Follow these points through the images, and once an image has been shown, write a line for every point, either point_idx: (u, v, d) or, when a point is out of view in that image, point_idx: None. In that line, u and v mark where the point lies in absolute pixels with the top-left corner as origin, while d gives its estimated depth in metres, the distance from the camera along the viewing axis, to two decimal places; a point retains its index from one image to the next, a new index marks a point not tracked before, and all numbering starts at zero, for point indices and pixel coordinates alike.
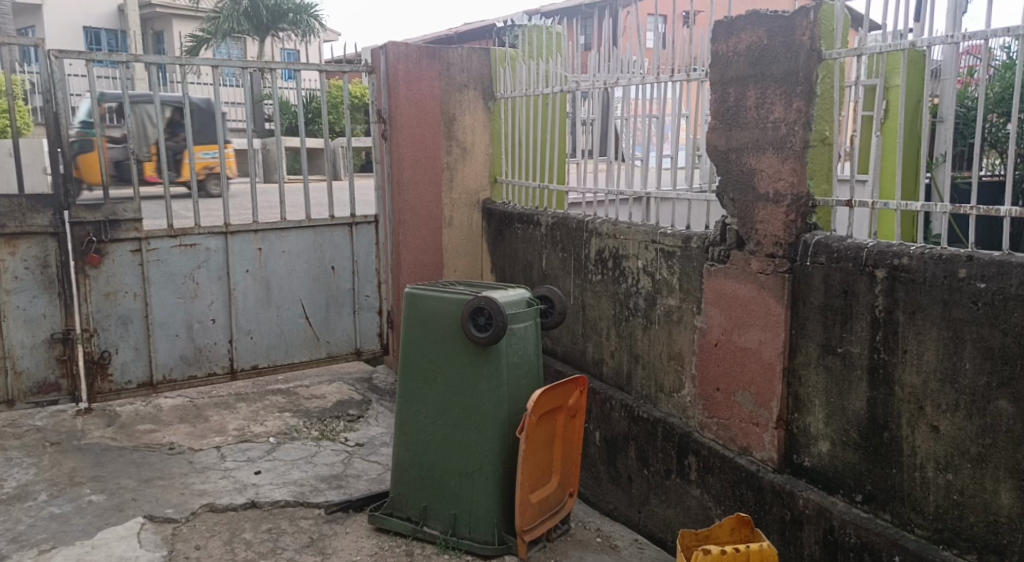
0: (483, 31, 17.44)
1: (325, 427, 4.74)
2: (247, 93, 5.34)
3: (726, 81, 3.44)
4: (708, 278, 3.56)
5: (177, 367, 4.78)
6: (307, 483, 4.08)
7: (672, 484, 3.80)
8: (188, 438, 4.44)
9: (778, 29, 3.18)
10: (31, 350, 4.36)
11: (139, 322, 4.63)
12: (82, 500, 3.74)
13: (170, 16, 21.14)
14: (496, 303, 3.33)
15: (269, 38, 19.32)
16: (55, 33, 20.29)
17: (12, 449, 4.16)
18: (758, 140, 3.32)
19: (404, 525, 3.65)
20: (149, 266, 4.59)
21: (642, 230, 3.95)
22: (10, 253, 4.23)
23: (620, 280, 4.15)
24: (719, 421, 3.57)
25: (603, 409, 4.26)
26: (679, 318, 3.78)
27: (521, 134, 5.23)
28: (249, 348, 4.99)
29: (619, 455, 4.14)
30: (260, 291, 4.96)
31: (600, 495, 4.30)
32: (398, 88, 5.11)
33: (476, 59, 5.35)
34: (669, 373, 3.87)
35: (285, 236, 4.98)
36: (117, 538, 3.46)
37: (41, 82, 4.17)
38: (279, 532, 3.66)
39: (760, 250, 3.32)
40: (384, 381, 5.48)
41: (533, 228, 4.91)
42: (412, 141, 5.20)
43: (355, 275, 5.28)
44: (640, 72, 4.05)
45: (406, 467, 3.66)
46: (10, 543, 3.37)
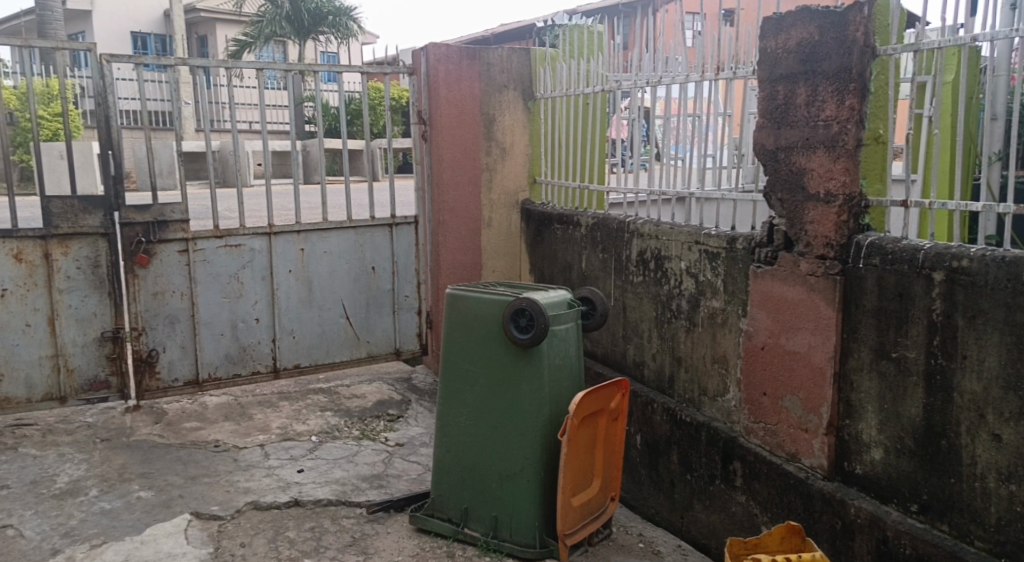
0: (520, 31, 17.47)
1: (365, 427, 4.77)
2: (289, 96, 5.39)
3: (774, 79, 3.38)
4: (754, 281, 3.50)
5: (222, 366, 4.84)
6: (349, 483, 4.11)
7: (716, 490, 3.74)
8: (233, 436, 4.49)
9: (829, 25, 3.12)
10: (82, 349, 4.44)
11: (186, 321, 4.69)
12: (131, 496, 3.80)
13: (214, 22, 21.49)
14: (538, 305, 3.31)
15: (310, 42, 19.59)
16: (103, 39, 20.80)
17: (64, 444, 4.25)
18: (809, 139, 3.26)
19: (445, 526, 3.66)
20: (196, 266, 4.66)
21: (685, 231, 3.90)
22: (62, 253, 4.32)
23: (662, 282, 4.11)
24: (766, 427, 3.51)
25: (644, 413, 4.21)
26: (724, 321, 3.72)
27: (561, 134, 5.20)
28: (292, 347, 5.03)
29: (661, 458, 4.09)
30: (302, 291, 5.00)
31: (642, 500, 4.25)
32: (438, 88, 5.12)
33: (516, 59, 5.34)
34: (713, 377, 3.82)
35: (327, 237, 5.02)
36: (165, 534, 3.51)
37: (93, 85, 4.27)
38: (322, 531, 3.68)
39: (810, 251, 3.25)
40: (423, 381, 5.48)
41: (573, 229, 4.88)
42: (453, 142, 5.21)
43: (395, 276, 5.30)
44: (682, 71, 4.03)
45: (447, 469, 3.66)
46: (64, 538, 3.44)
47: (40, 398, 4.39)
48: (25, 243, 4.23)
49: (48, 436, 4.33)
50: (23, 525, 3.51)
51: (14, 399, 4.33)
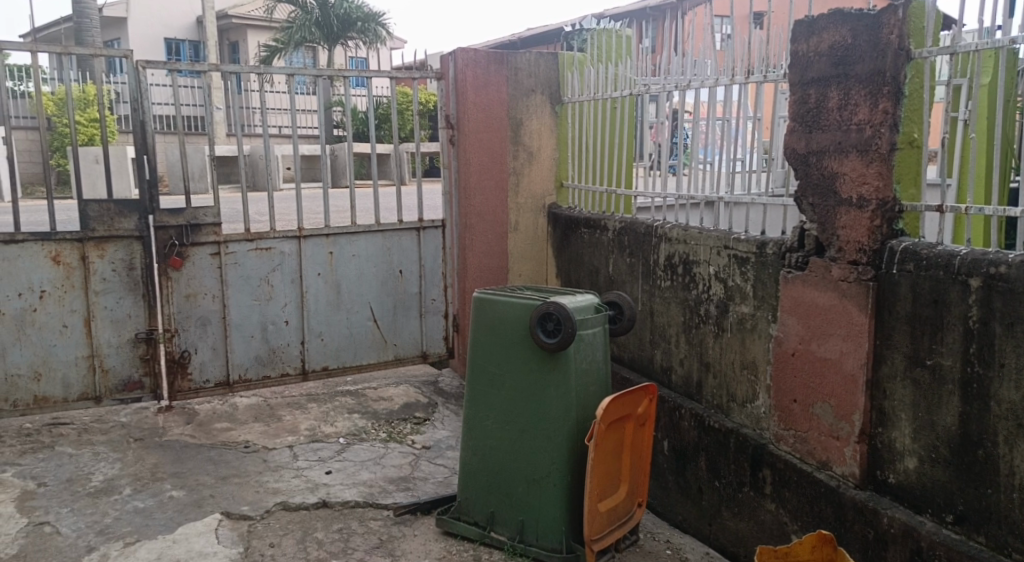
0: (547, 34, 17.50)
1: (392, 430, 4.79)
2: (319, 101, 5.44)
3: (806, 82, 3.35)
4: (785, 286, 3.47)
5: (252, 368, 4.90)
6: (376, 485, 4.13)
7: (745, 497, 3.71)
8: (262, 437, 4.54)
9: (863, 28, 3.09)
10: (117, 349, 4.52)
11: (217, 323, 4.76)
12: (163, 495, 3.86)
13: (245, 28, 21.76)
14: (566, 309, 3.31)
15: (339, 47, 19.77)
16: (137, 45, 21.16)
17: (99, 443, 4.32)
18: (841, 143, 3.23)
19: (472, 530, 3.67)
20: (227, 269, 4.72)
21: (714, 236, 3.88)
22: (99, 256, 4.39)
23: (691, 286, 4.09)
24: (796, 434, 3.48)
25: (672, 418, 4.19)
26: (753, 327, 3.69)
27: (589, 139, 5.20)
28: (321, 350, 5.08)
29: (689, 465, 4.06)
30: (330, 295, 5.04)
31: (669, 506, 4.23)
32: (466, 93, 5.14)
33: (544, 64, 5.35)
34: (742, 383, 3.79)
35: (355, 240, 5.06)
36: (196, 533, 3.56)
37: (129, 91, 4.34)
38: (350, 532, 3.71)
39: (842, 257, 3.22)
40: (450, 384, 5.50)
41: (600, 233, 4.87)
42: (480, 146, 5.23)
43: (422, 279, 5.33)
44: (711, 75, 4.01)
45: (474, 472, 3.67)
46: (98, 535, 3.49)
47: (76, 397, 4.47)
48: (63, 246, 4.31)
49: (84, 435, 4.40)
50: (59, 522, 3.58)
51: (51, 398, 4.42)
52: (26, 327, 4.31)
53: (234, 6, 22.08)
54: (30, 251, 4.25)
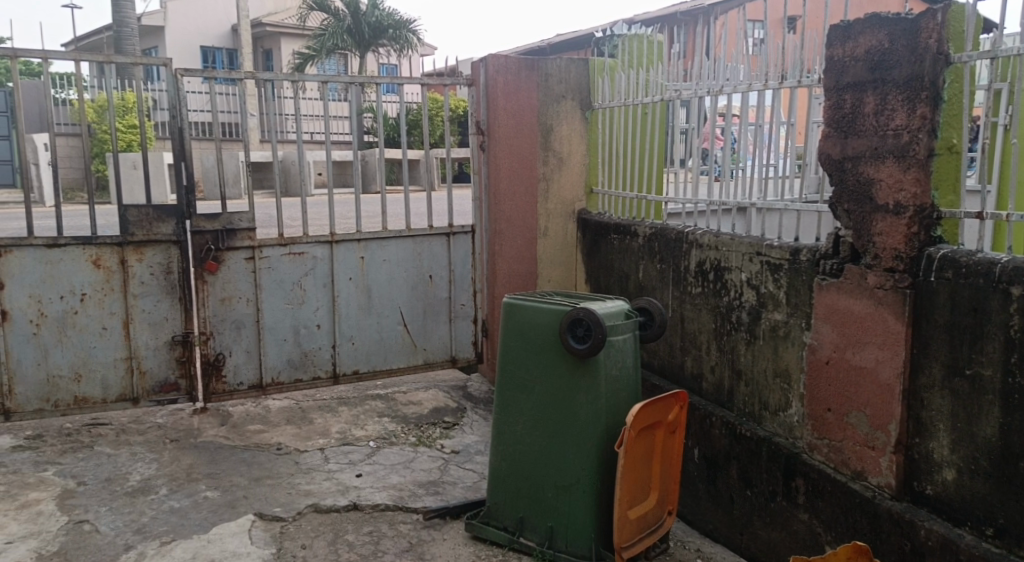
0: (578, 40, 17.51)
1: (421, 434, 4.81)
2: (352, 107, 5.49)
3: (841, 87, 3.32)
4: (819, 293, 3.44)
5: (284, 371, 4.95)
6: (406, 488, 4.15)
7: (777, 506, 3.67)
8: (294, 440, 4.59)
9: (900, 32, 3.06)
10: (154, 351, 4.59)
11: (251, 327, 4.82)
12: (198, 495, 3.91)
13: (279, 36, 22.04)
14: (596, 316, 3.30)
15: (370, 54, 19.96)
16: (174, 53, 21.55)
17: (136, 444, 4.40)
18: (877, 149, 3.19)
19: (501, 535, 3.67)
20: (261, 273, 4.78)
21: (746, 242, 3.85)
22: (137, 260, 4.48)
23: (722, 293, 4.06)
24: (830, 443, 3.44)
25: (702, 426, 4.16)
26: (786, 334, 3.66)
27: (619, 145, 5.19)
28: (351, 354, 5.12)
29: (719, 473, 4.03)
30: (361, 299, 5.08)
31: (699, 514, 4.20)
32: (497, 99, 5.16)
33: (574, 70, 5.35)
34: (774, 391, 3.75)
35: (386, 245, 5.10)
36: (230, 534, 3.61)
37: (167, 98, 4.43)
38: (380, 535, 3.73)
39: (878, 264, 3.18)
40: (478, 389, 5.51)
41: (630, 239, 4.85)
42: (510, 152, 5.24)
43: (451, 284, 5.36)
44: (743, 80, 3.98)
45: (504, 477, 3.67)
46: (136, 534, 3.55)
47: (114, 398, 4.55)
48: (104, 250, 4.40)
49: (122, 435, 4.48)
50: (98, 520, 3.64)
51: (91, 399, 4.50)
52: (67, 328, 4.40)
53: (269, 14, 22.39)
54: (71, 254, 4.34)
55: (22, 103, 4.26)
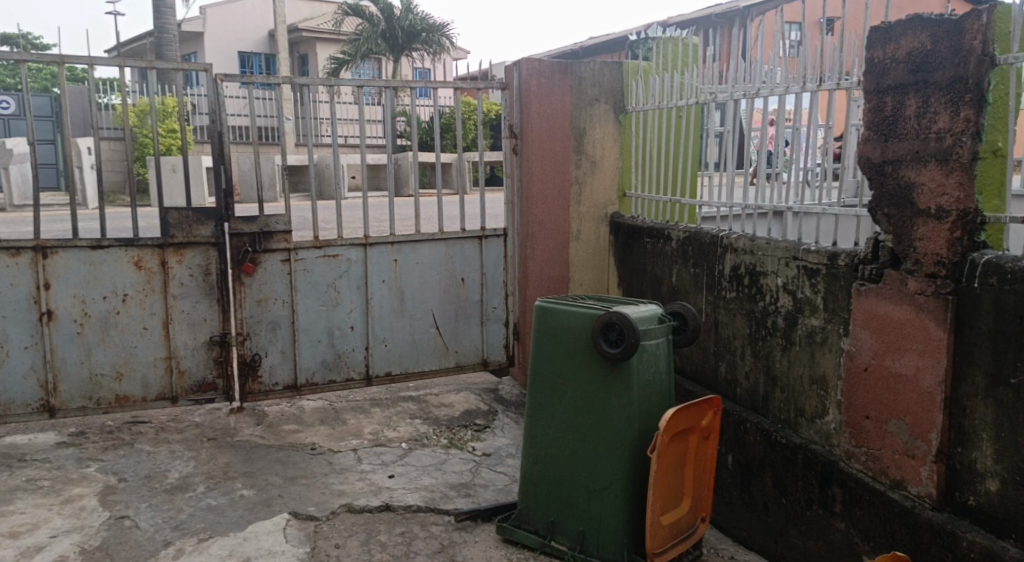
0: (612, 43, 17.47)
1: (453, 436, 4.83)
2: (387, 110, 5.54)
3: (882, 90, 3.28)
4: (857, 299, 3.39)
5: (318, 372, 5.00)
6: (437, 490, 4.17)
7: (813, 515, 3.62)
8: (328, 440, 4.63)
9: (943, 34, 3.01)
10: (192, 352, 4.67)
11: (286, 328, 4.87)
12: (234, 494, 3.97)
13: (314, 40, 22.30)
14: (630, 320, 3.29)
15: (404, 58, 20.10)
16: (212, 58, 21.92)
17: (174, 442, 4.47)
18: (919, 152, 3.14)
19: (532, 538, 3.67)
20: (296, 276, 4.83)
21: (783, 246, 3.81)
22: (177, 261, 4.55)
23: (757, 298, 4.02)
24: (868, 452, 3.39)
25: (736, 432, 4.12)
26: (823, 340, 3.61)
27: (653, 148, 5.17)
28: (384, 356, 5.15)
29: (754, 480, 3.99)
30: (394, 301, 5.11)
31: (733, 522, 4.15)
32: (530, 102, 5.17)
33: (608, 73, 5.34)
34: (811, 398, 3.71)
35: (419, 248, 5.13)
36: (266, 532, 3.65)
37: (207, 103, 4.49)
38: (412, 536, 3.75)
39: (919, 269, 3.13)
40: (510, 392, 5.52)
41: (663, 243, 4.83)
42: (544, 155, 5.24)
43: (483, 287, 5.37)
44: (778, 82, 3.94)
45: (536, 481, 3.67)
46: (174, 531, 3.61)
47: (154, 397, 4.63)
48: (145, 252, 4.48)
49: (161, 433, 4.56)
50: (138, 516, 3.71)
51: (131, 397, 4.59)
52: (109, 328, 4.48)
53: (304, 19, 22.66)
54: (114, 255, 4.43)
55: (68, 108, 4.35)
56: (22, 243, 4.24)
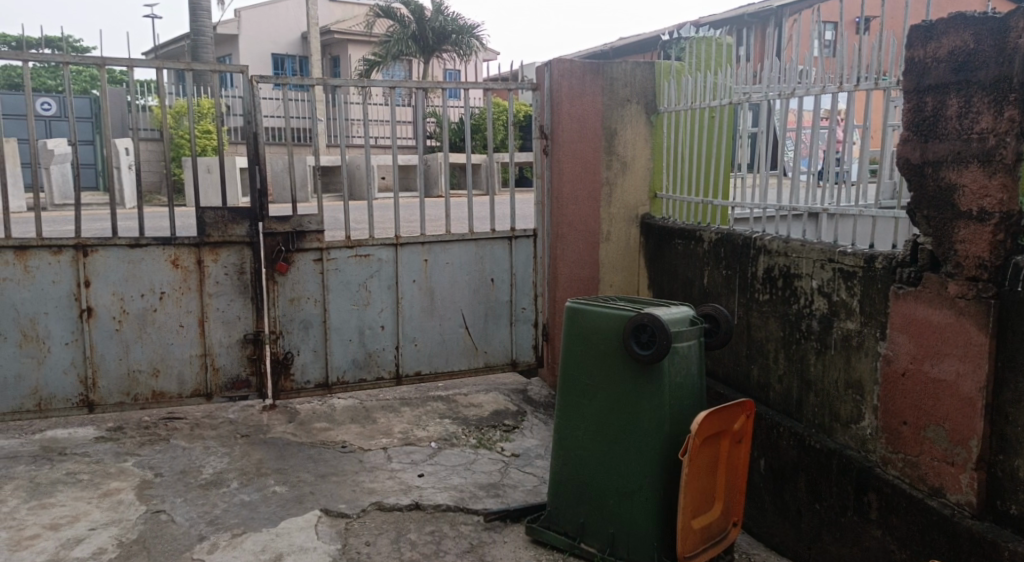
0: (643, 42, 17.38)
1: (482, 436, 4.84)
2: (417, 111, 5.55)
3: (922, 90, 3.23)
4: (895, 303, 3.34)
5: (349, 371, 5.03)
6: (467, 490, 4.18)
7: (848, 521, 3.57)
8: (359, 438, 4.66)
9: (987, 32, 2.95)
10: (227, 349, 4.72)
11: (318, 327, 4.91)
12: (267, 490, 4.01)
13: (346, 43, 22.49)
14: (661, 322, 3.26)
15: (434, 60, 20.19)
16: (246, 60, 22.20)
17: (209, 438, 4.53)
18: (960, 153, 3.09)
19: (561, 540, 3.65)
20: (328, 275, 4.87)
21: (818, 249, 3.76)
22: (213, 261, 4.61)
23: (791, 300, 3.97)
24: (906, 458, 3.33)
25: (769, 436, 4.08)
26: (859, 344, 3.56)
27: (684, 149, 5.13)
28: (414, 355, 5.17)
29: (787, 485, 3.94)
30: (424, 301, 5.13)
31: (765, 527, 4.11)
32: (561, 103, 5.16)
33: (640, 74, 5.31)
34: (846, 403, 3.65)
35: (449, 248, 5.14)
36: (298, 528, 3.68)
37: (243, 104, 4.55)
38: (442, 535, 3.76)
39: (960, 272, 3.08)
40: (539, 393, 5.51)
41: (695, 244, 4.79)
42: (574, 156, 5.23)
43: (513, 288, 5.37)
44: (813, 83, 3.89)
45: (565, 482, 3.66)
46: (209, 525, 3.65)
47: (189, 394, 4.70)
48: (181, 250, 4.54)
49: (196, 429, 4.62)
50: (174, 510, 3.76)
51: (167, 394, 4.66)
52: (146, 326, 4.55)
53: (336, 22, 22.86)
54: (152, 254, 4.50)
55: (108, 109, 4.43)
56: (63, 241, 4.32)
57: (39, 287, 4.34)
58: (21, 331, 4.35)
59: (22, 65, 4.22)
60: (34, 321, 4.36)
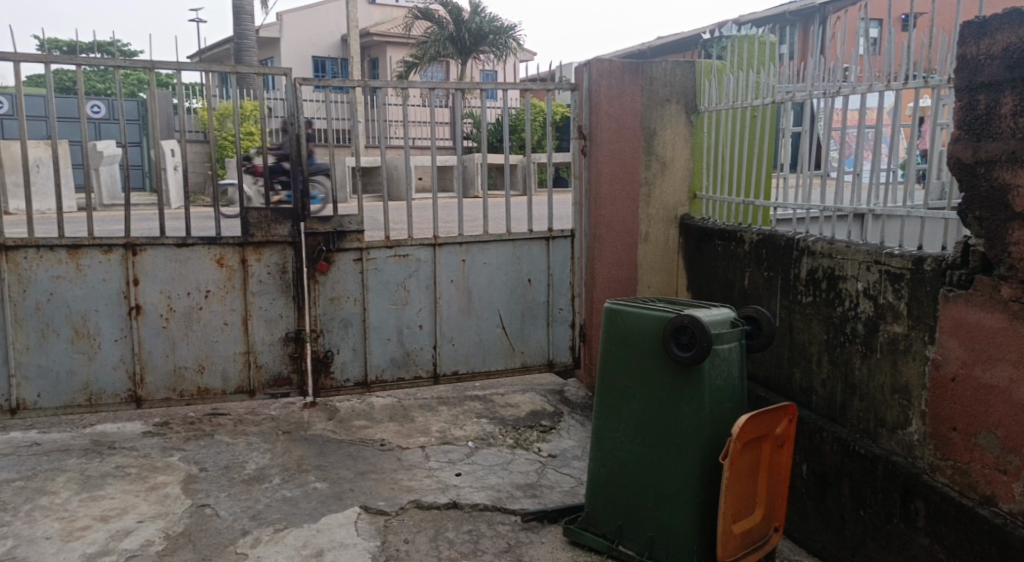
0: (683, 41, 17.20)
1: (519, 436, 4.83)
2: (455, 112, 5.56)
3: (974, 87, 3.15)
4: (944, 306, 3.27)
5: (388, 370, 5.06)
6: (504, 489, 4.18)
7: (894, 529, 3.49)
8: (397, 437, 4.69)
9: None
10: (269, 347, 4.78)
11: (357, 326, 4.95)
12: (308, 486, 4.05)
13: (384, 44, 22.64)
14: (701, 323, 3.23)
15: (471, 62, 20.26)
16: (287, 62, 22.50)
17: (252, 434, 4.59)
18: (1015, 152, 3.01)
19: (599, 542, 3.63)
20: (368, 274, 4.90)
21: (864, 250, 3.69)
22: (256, 260, 4.67)
23: (835, 303, 3.90)
24: (955, 465, 3.26)
25: (812, 441, 4.01)
26: (906, 348, 3.49)
27: (725, 149, 5.07)
28: (451, 355, 5.19)
29: (830, 491, 3.87)
30: (462, 301, 5.14)
31: (807, 533, 4.04)
32: (600, 103, 5.13)
33: (680, 73, 5.27)
34: (892, 408, 3.58)
35: (486, 249, 5.15)
36: (339, 524, 3.71)
37: (286, 106, 4.61)
38: (480, 534, 3.77)
39: (1014, 276, 3.00)
40: (576, 394, 5.48)
41: (736, 245, 4.73)
42: (612, 156, 5.20)
43: (550, 289, 5.35)
44: (857, 81, 3.82)
45: (603, 484, 3.63)
46: (252, 520, 3.70)
47: (233, 390, 4.77)
48: (226, 250, 4.61)
49: (239, 425, 4.69)
50: (218, 505, 3.82)
51: (212, 390, 4.73)
52: (191, 323, 4.63)
53: (375, 24, 23.05)
54: (197, 253, 4.57)
55: (155, 111, 4.52)
56: (114, 240, 4.42)
57: (90, 285, 4.44)
58: (72, 327, 4.45)
59: (74, 69, 4.32)
60: (85, 318, 4.46)
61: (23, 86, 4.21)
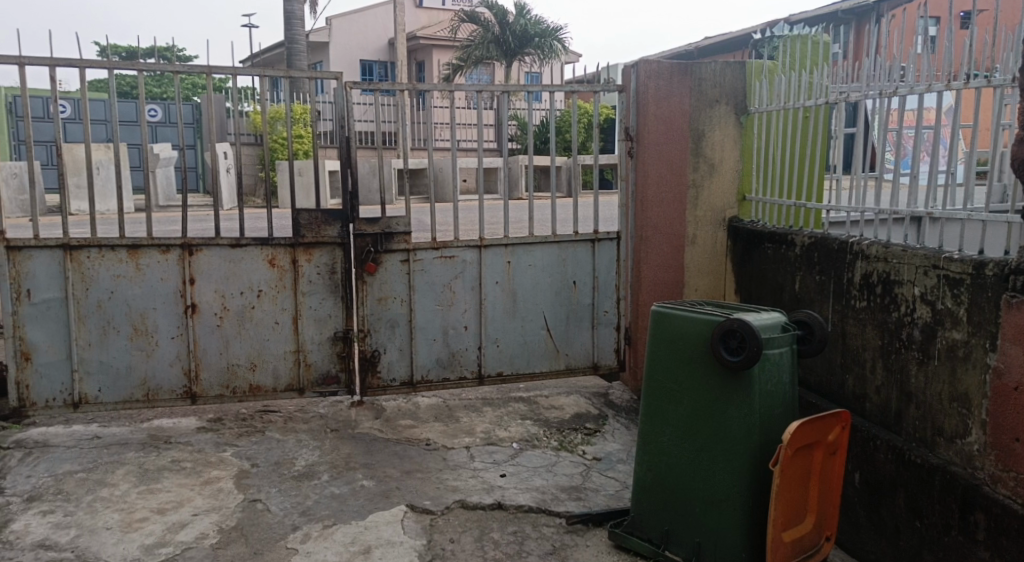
0: (731, 41, 16.98)
1: (564, 438, 4.81)
2: (502, 114, 5.56)
3: None
4: (1007, 312, 3.17)
5: (433, 370, 5.09)
6: (548, 491, 4.16)
7: (951, 541, 3.39)
8: (443, 437, 4.71)
9: None
10: (318, 346, 4.85)
11: (404, 326, 4.99)
12: (356, 483, 4.09)
13: (430, 48, 22.81)
14: (752, 327, 3.18)
15: (517, 64, 20.29)
16: (335, 66, 22.81)
17: (301, 431, 4.65)
18: None
19: (645, 547, 3.60)
20: (415, 276, 4.94)
21: (921, 255, 3.61)
22: (307, 260, 4.74)
23: (890, 308, 3.81)
24: (1018, 476, 3.16)
25: (865, 449, 3.92)
26: (965, 355, 3.39)
27: (775, 150, 4.99)
28: (496, 356, 5.19)
29: (884, 500, 3.78)
30: (507, 303, 5.15)
31: (859, 543, 3.94)
32: (647, 104, 5.09)
33: (730, 73, 5.20)
34: (951, 417, 3.48)
35: (532, 251, 5.14)
36: (386, 522, 3.74)
37: (336, 110, 4.66)
38: (524, 536, 3.76)
39: None
40: (621, 397, 5.44)
41: (787, 248, 4.65)
42: (659, 158, 5.15)
43: (596, 291, 5.32)
44: (915, 80, 3.72)
45: (650, 488, 3.60)
46: (302, 516, 3.75)
47: (283, 388, 4.84)
48: (278, 250, 4.68)
49: (289, 423, 4.76)
50: (269, 500, 3.88)
51: (263, 388, 4.81)
52: (244, 322, 4.71)
53: (421, 28, 23.24)
54: (251, 254, 4.65)
55: (210, 115, 4.59)
56: (171, 241, 4.52)
57: (149, 284, 4.55)
58: (132, 325, 4.57)
59: (135, 74, 4.43)
60: (144, 316, 4.57)
61: (87, 90, 4.30)
